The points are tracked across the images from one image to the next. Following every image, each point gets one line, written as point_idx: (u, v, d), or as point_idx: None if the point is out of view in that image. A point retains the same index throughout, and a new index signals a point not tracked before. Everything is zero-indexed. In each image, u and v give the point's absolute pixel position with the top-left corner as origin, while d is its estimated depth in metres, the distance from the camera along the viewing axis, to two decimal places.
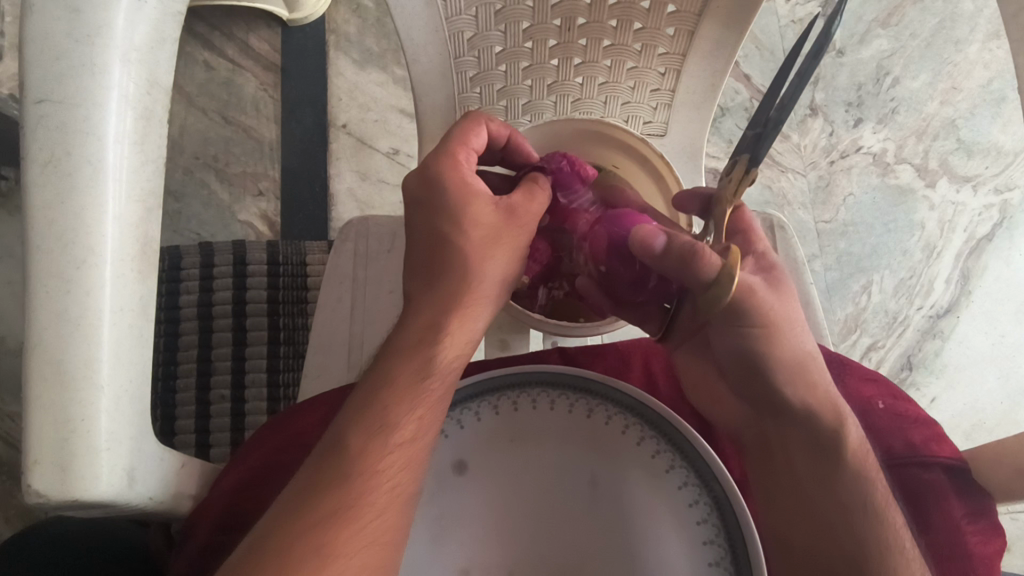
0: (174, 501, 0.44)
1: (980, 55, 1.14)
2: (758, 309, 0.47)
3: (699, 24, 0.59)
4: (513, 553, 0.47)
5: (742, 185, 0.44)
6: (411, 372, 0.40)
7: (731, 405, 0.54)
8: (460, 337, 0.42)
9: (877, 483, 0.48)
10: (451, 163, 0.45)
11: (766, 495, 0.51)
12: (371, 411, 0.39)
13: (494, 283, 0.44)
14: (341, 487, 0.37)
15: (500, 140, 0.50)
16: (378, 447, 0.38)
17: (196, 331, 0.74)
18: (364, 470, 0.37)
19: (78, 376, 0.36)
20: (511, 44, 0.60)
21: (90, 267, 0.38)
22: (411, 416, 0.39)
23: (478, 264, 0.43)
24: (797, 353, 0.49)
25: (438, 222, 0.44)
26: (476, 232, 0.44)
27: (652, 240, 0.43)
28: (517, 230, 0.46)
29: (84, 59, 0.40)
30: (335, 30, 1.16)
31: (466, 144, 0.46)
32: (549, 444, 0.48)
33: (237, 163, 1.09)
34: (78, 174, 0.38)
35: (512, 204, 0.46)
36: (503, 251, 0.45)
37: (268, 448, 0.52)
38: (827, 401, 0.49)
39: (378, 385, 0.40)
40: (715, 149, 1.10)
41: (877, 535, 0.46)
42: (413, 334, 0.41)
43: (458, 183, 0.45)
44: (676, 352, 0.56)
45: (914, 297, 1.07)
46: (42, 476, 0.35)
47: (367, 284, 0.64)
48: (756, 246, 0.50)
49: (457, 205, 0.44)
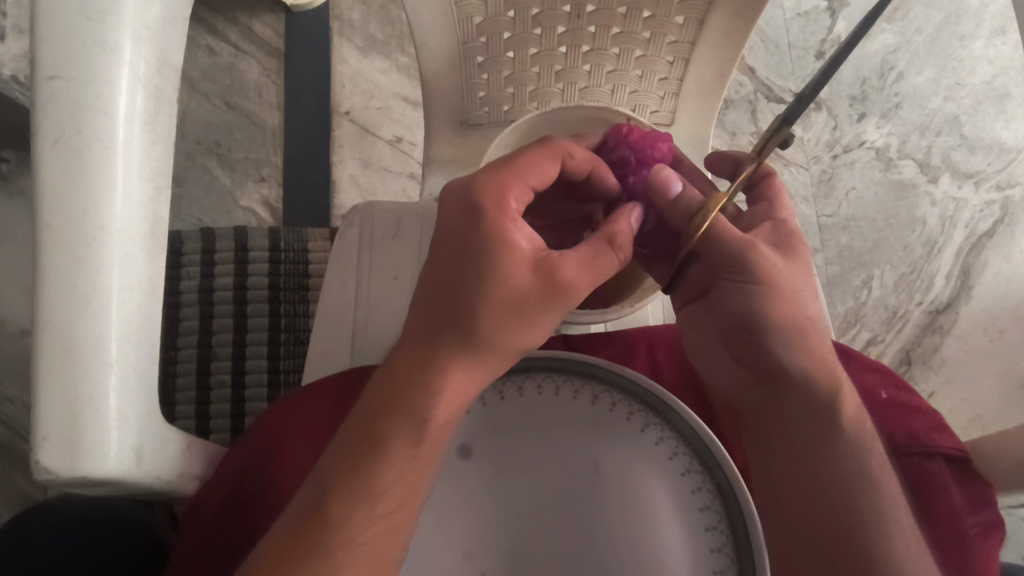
0: (180, 482, 0.44)
1: (986, 51, 1.14)
2: (760, 263, 0.49)
3: (708, 12, 0.58)
4: (516, 535, 0.47)
5: (773, 143, 0.43)
6: (406, 441, 0.40)
7: (729, 372, 0.55)
8: (458, 397, 0.41)
9: (874, 452, 0.49)
10: (495, 208, 0.41)
11: (765, 471, 0.51)
12: (354, 482, 0.39)
13: (506, 357, 0.42)
14: (320, 559, 0.38)
15: (578, 172, 0.47)
16: (362, 518, 0.39)
17: (197, 317, 0.75)
18: (348, 536, 0.38)
19: (87, 353, 0.36)
20: (521, 30, 0.60)
21: (100, 244, 0.37)
22: (399, 482, 0.40)
23: (494, 336, 0.40)
24: (798, 312, 0.50)
25: (463, 268, 0.41)
26: (500, 300, 0.40)
27: (669, 184, 0.48)
28: (552, 304, 0.41)
29: (95, 36, 0.39)
30: (339, 17, 1.16)
31: (523, 179, 0.42)
32: (555, 432, 0.48)
33: (239, 148, 1.09)
34: (89, 151, 0.38)
35: (552, 271, 0.41)
36: (526, 326, 0.41)
37: (272, 431, 0.52)
38: (826, 367, 0.50)
39: (366, 447, 0.40)
40: (718, 141, 1.10)
41: (873, 503, 0.47)
42: (417, 399, 0.40)
43: (498, 235, 0.40)
44: (680, 313, 0.57)
45: (915, 292, 1.07)
46: (51, 452, 0.35)
47: (372, 270, 0.64)
48: (778, 214, 0.52)
49: (492, 261, 0.40)
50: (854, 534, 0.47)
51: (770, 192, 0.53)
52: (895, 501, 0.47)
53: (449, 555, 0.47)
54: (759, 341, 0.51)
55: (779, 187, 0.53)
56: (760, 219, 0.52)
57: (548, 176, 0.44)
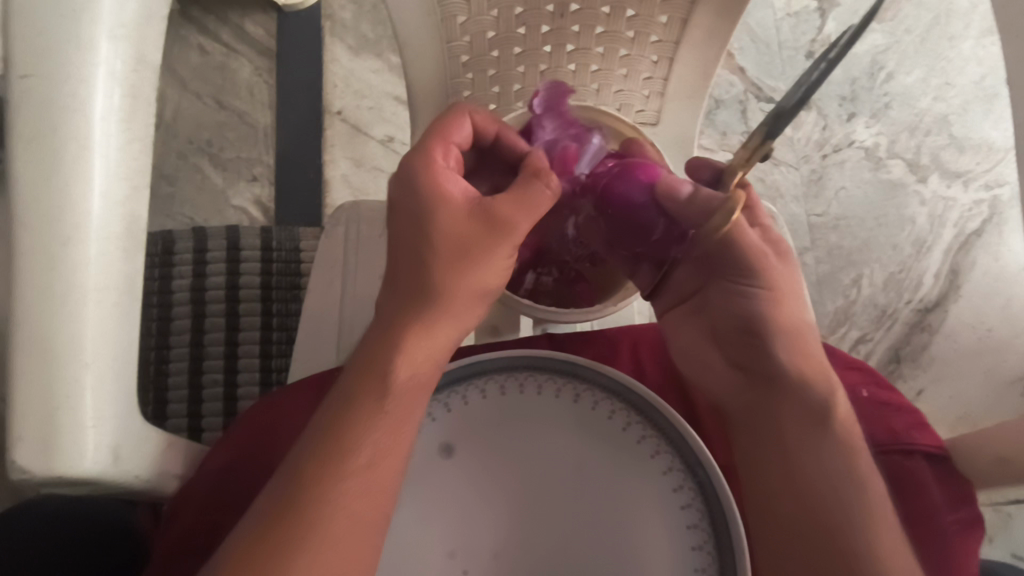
0: (160, 482, 0.44)
1: (974, 51, 1.14)
2: (762, 268, 0.52)
3: (692, 11, 0.59)
4: (500, 535, 0.48)
5: (756, 157, 0.43)
6: (371, 398, 0.39)
7: (720, 374, 0.55)
8: (422, 352, 0.41)
9: (860, 451, 0.50)
10: (428, 166, 0.43)
11: (750, 476, 0.51)
12: (326, 440, 0.39)
13: (466, 305, 0.42)
14: (294, 521, 0.37)
15: (488, 133, 0.49)
16: (333, 477, 0.38)
17: (189, 316, 0.75)
18: (319, 498, 0.38)
19: (63, 353, 0.36)
20: (505, 29, 0.60)
21: (76, 243, 0.38)
22: (372, 441, 0.39)
23: (445, 284, 0.41)
24: (796, 318, 0.53)
25: (407, 229, 0.42)
26: (443, 245, 0.41)
27: (679, 187, 0.48)
28: (496, 241, 0.42)
29: (70, 34, 0.40)
30: (331, 16, 1.16)
31: (445, 138, 0.45)
32: (539, 430, 0.49)
33: (231, 148, 1.10)
34: (64, 150, 0.38)
35: (490, 209, 0.42)
36: (477, 268, 0.42)
37: (258, 429, 0.52)
38: (819, 370, 0.51)
39: (338, 412, 0.40)
40: (708, 141, 1.10)
41: (856, 503, 0.48)
42: (384, 357, 0.40)
43: (432, 188, 0.42)
44: (664, 317, 0.58)
45: (904, 290, 1.07)
46: (26, 451, 0.35)
47: (358, 269, 0.64)
48: (763, 221, 0.54)
49: (427, 211, 0.42)
50: (836, 533, 0.47)
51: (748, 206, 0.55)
52: (878, 502, 0.48)
53: (432, 554, 0.47)
54: (762, 345, 0.52)
55: (756, 201, 0.55)
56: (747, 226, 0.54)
57: (467, 135, 0.47)
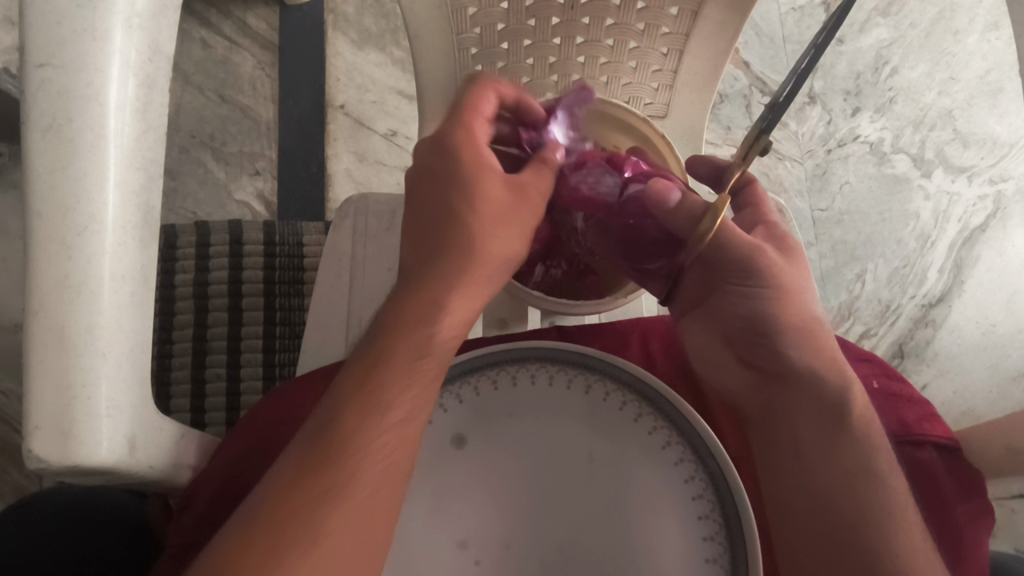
0: (174, 471, 0.43)
1: (979, 46, 1.14)
2: (767, 266, 0.52)
3: (702, 3, 0.59)
4: (512, 527, 0.47)
5: (755, 151, 0.44)
6: (410, 351, 0.40)
7: (735, 375, 0.55)
8: (465, 306, 0.42)
9: (883, 452, 0.49)
10: (468, 140, 0.44)
11: (773, 473, 0.51)
12: (365, 383, 0.39)
13: (504, 268, 0.44)
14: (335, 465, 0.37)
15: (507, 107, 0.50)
16: (372, 426, 0.38)
17: (191, 311, 0.75)
18: (359, 448, 0.38)
19: (79, 343, 0.36)
20: (515, 21, 0.60)
21: (93, 233, 0.37)
22: (404, 390, 0.39)
23: (488, 241, 0.43)
24: (804, 314, 0.53)
25: (449, 197, 0.43)
26: (488, 210, 0.43)
27: (667, 193, 0.47)
28: (529, 212, 0.45)
29: (86, 23, 0.39)
30: (333, 10, 1.16)
31: (479, 113, 0.46)
32: (551, 420, 0.49)
33: (233, 141, 1.08)
34: (81, 139, 0.38)
35: (524, 184, 0.45)
36: (513, 235, 0.44)
37: (269, 419, 0.53)
38: (832, 365, 0.51)
39: (371, 356, 0.40)
40: (713, 135, 1.10)
41: (877, 495, 0.47)
42: (417, 313, 0.40)
43: (475, 159, 0.44)
44: (680, 322, 0.57)
45: (908, 285, 1.07)
46: (43, 441, 0.35)
47: (367, 261, 0.64)
48: (766, 216, 0.56)
49: (474, 180, 0.43)
50: (859, 530, 0.47)
51: (755, 199, 0.57)
52: (900, 498, 0.48)
53: (444, 544, 0.47)
54: (769, 343, 0.53)
55: (762, 193, 0.58)
56: (752, 223, 0.56)
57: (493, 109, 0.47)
